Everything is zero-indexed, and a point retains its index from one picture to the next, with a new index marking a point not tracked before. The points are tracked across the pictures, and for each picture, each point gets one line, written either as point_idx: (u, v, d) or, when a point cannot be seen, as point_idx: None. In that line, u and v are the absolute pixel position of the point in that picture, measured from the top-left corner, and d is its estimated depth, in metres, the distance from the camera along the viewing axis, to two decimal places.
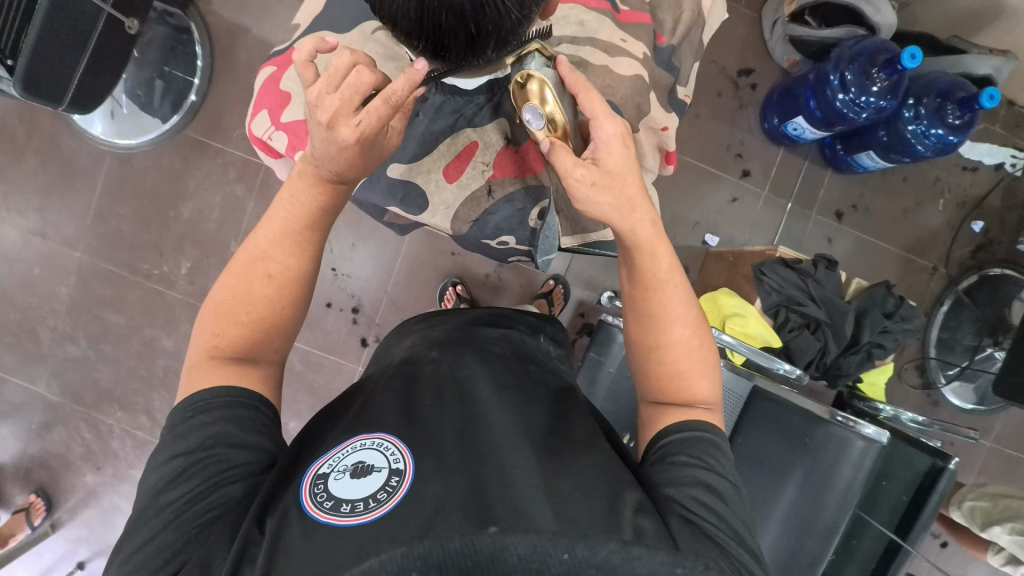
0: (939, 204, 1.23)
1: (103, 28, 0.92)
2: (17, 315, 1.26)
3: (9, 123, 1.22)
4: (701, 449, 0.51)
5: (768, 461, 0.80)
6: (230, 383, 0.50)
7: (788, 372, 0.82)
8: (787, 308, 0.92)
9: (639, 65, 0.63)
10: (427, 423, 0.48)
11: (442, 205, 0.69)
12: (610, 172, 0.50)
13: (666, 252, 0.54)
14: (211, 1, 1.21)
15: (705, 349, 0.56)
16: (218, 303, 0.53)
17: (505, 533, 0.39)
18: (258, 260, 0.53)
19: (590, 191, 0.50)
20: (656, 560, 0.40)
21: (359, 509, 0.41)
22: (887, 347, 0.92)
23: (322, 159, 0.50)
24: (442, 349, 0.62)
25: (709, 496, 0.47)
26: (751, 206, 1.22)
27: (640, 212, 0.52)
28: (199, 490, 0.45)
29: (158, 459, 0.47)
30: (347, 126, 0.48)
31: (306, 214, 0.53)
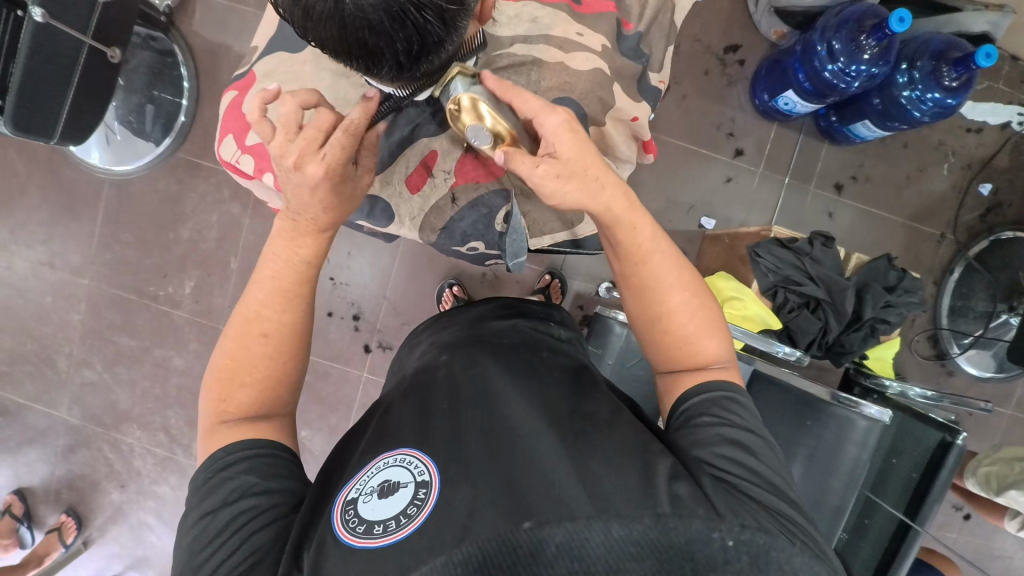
0: (943, 168, 1.19)
1: (87, 59, 0.93)
2: (35, 344, 1.30)
3: (10, 159, 1.26)
4: (721, 407, 0.51)
5: None
6: (245, 438, 0.51)
7: (788, 354, 0.80)
8: (785, 289, 0.90)
9: (598, 57, 0.61)
10: (443, 428, 0.48)
11: (409, 215, 0.69)
12: (571, 160, 0.49)
13: (646, 225, 0.53)
14: (192, 23, 1.22)
15: (707, 306, 0.55)
16: (218, 370, 0.53)
17: (540, 526, 0.39)
18: (252, 322, 0.54)
19: (554, 182, 0.49)
20: (693, 527, 0.39)
21: (389, 528, 0.41)
22: (892, 322, 0.90)
23: (296, 207, 0.52)
24: (453, 351, 0.61)
25: (736, 452, 0.47)
26: (746, 185, 1.20)
27: (609, 187, 0.51)
28: (229, 546, 0.45)
29: (188, 521, 0.48)
30: (314, 161, 0.49)
31: (289, 270, 0.54)
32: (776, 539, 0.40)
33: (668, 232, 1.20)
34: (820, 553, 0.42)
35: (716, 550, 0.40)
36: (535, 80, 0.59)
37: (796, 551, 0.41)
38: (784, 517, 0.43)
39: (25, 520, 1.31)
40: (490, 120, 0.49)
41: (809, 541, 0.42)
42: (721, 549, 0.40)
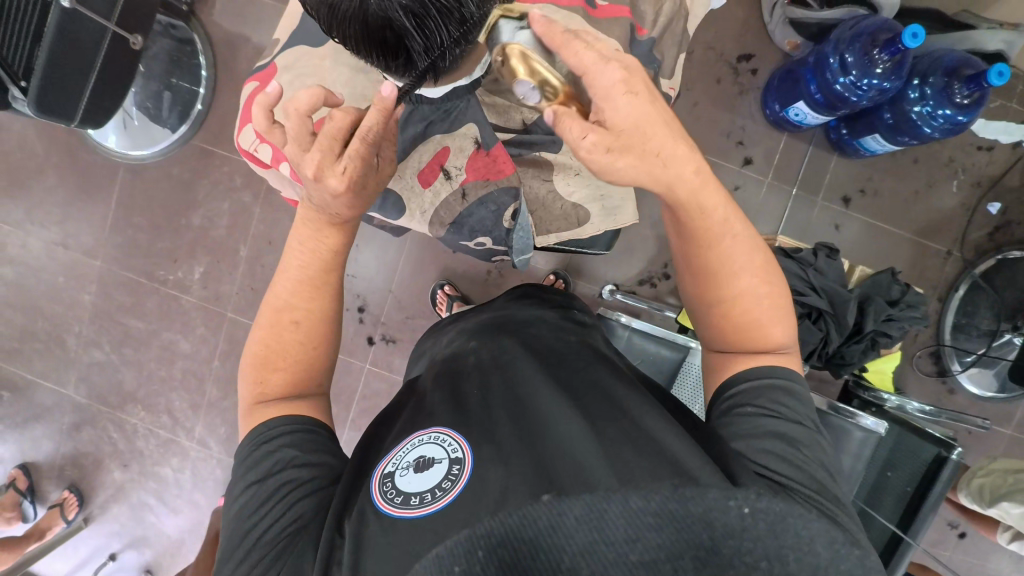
0: (952, 185, 1.19)
1: (110, 46, 0.95)
2: (45, 322, 1.33)
3: (30, 140, 1.28)
4: (774, 394, 0.51)
5: None
6: (282, 416, 0.53)
7: None
8: (787, 299, 0.90)
9: None
10: (481, 413, 0.48)
11: (418, 209, 0.71)
12: (624, 131, 0.45)
13: (719, 206, 0.53)
14: (211, 13, 1.24)
15: (775, 290, 0.56)
16: (253, 355, 0.56)
17: (559, 498, 0.36)
18: (283, 311, 0.56)
19: (607, 156, 0.46)
20: (709, 499, 0.36)
21: (426, 500, 0.41)
22: (892, 335, 0.90)
23: (321, 206, 0.53)
24: (480, 340, 0.65)
25: (781, 444, 0.47)
26: (754, 194, 1.20)
27: (677, 164, 0.49)
28: (277, 512, 0.47)
29: (236, 491, 0.50)
30: (333, 175, 0.50)
31: (315, 259, 0.56)
32: (794, 507, 0.37)
33: None
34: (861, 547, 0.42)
35: (734, 518, 0.36)
36: None
37: (814, 518, 0.37)
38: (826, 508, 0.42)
39: (28, 495, 1.34)
40: (540, 76, 0.45)
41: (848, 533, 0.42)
42: (740, 518, 0.36)
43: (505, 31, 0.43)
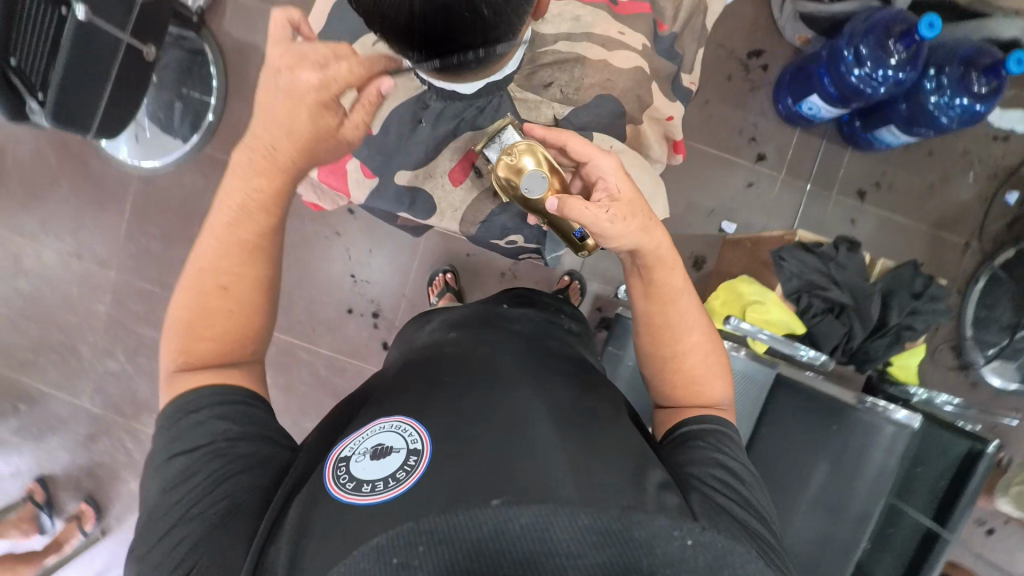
0: (968, 176, 1.18)
1: (124, 57, 0.96)
2: (60, 333, 1.33)
3: (43, 152, 1.29)
4: (717, 438, 0.52)
5: (791, 448, 0.80)
6: (206, 388, 0.51)
7: (811, 358, 0.86)
8: (809, 294, 0.89)
9: (639, 56, 0.62)
10: (447, 399, 0.48)
11: (450, 209, 0.71)
12: (629, 201, 0.55)
13: (677, 270, 0.57)
14: (221, 23, 1.25)
15: (718, 351, 0.58)
16: (179, 319, 0.53)
17: (512, 504, 0.37)
18: (209, 274, 0.53)
19: (620, 225, 0.54)
20: (656, 525, 0.38)
21: (377, 489, 0.40)
22: (917, 329, 0.89)
23: (289, 150, 0.55)
24: (461, 332, 0.63)
25: (728, 480, 0.48)
26: (768, 190, 1.19)
27: (656, 234, 0.55)
28: (206, 486, 0.46)
29: (158, 463, 0.49)
30: (333, 117, 0.56)
31: (251, 215, 0.54)
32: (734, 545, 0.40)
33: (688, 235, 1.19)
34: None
35: (675, 547, 0.38)
36: (577, 77, 0.62)
37: (752, 558, 0.40)
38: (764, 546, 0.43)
39: (45, 507, 1.34)
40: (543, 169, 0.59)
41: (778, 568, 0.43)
42: (680, 548, 0.38)
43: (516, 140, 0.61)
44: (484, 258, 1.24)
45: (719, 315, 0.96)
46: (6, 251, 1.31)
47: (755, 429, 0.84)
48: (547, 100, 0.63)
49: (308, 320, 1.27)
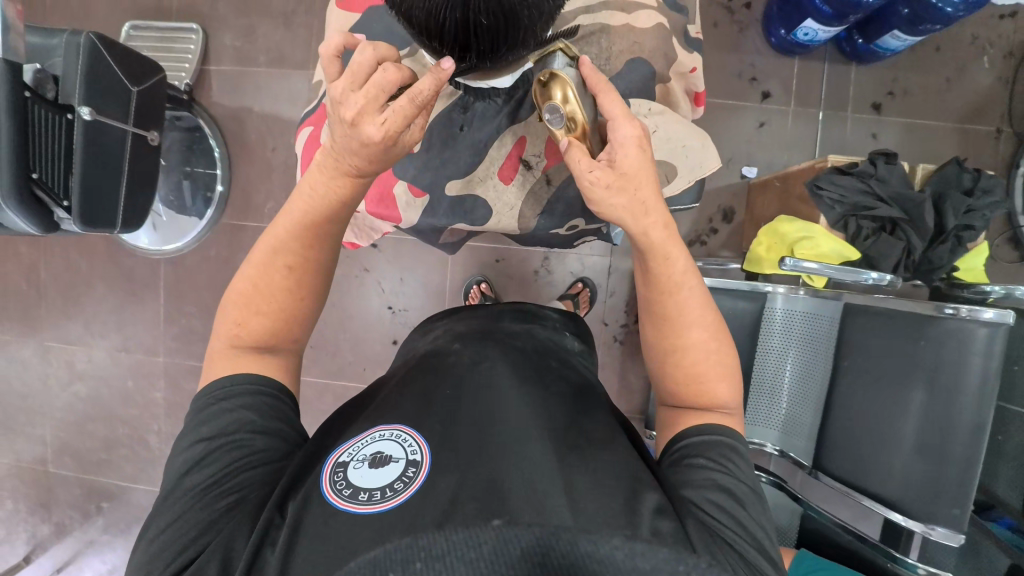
0: (984, 63, 1.14)
1: (132, 148, 0.98)
2: (125, 427, 1.36)
3: (73, 259, 1.33)
4: (718, 453, 0.48)
5: (879, 374, 0.79)
6: (254, 372, 0.51)
7: (878, 280, 0.81)
8: (856, 217, 0.88)
9: (658, 13, 0.62)
10: (447, 420, 0.46)
11: (507, 207, 0.68)
12: (627, 175, 0.47)
13: (680, 255, 0.51)
14: (211, 95, 1.27)
15: (726, 351, 0.52)
16: (237, 291, 0.52)
17: (510, 526, 0.37)
18: (276, 252, 0.52)
19: (604, 191, 0.48)
20: (659, 558, 0.37)
21: (376, 497, 0.40)
22: (977, 227, 0.86)
23: (344, 152, 0.48)
24: (466, 342, 0.58)
25: (726, 500, 0.45)
26: (782, 126, 1.17)
27: (654, 212, 0.49)
28: (221, 474, 0.45)
29: (182, 444, 0.48)
30: (371, 125, 0.44)
31: (321, 206, 0.51)
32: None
33: (712, 190, 1.18)
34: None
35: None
36: (605, 47, 0.61)
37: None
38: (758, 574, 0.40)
39: None
40: (570, 107, 0.49)
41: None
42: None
43: (557, 63, 0.49)
44: (514, 259, 1.24)
45: (768, 262, 0.95)
46: (60, 359, 1.36)
47: (837, 364, 0.84)
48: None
49: (356, 359, 1.29)
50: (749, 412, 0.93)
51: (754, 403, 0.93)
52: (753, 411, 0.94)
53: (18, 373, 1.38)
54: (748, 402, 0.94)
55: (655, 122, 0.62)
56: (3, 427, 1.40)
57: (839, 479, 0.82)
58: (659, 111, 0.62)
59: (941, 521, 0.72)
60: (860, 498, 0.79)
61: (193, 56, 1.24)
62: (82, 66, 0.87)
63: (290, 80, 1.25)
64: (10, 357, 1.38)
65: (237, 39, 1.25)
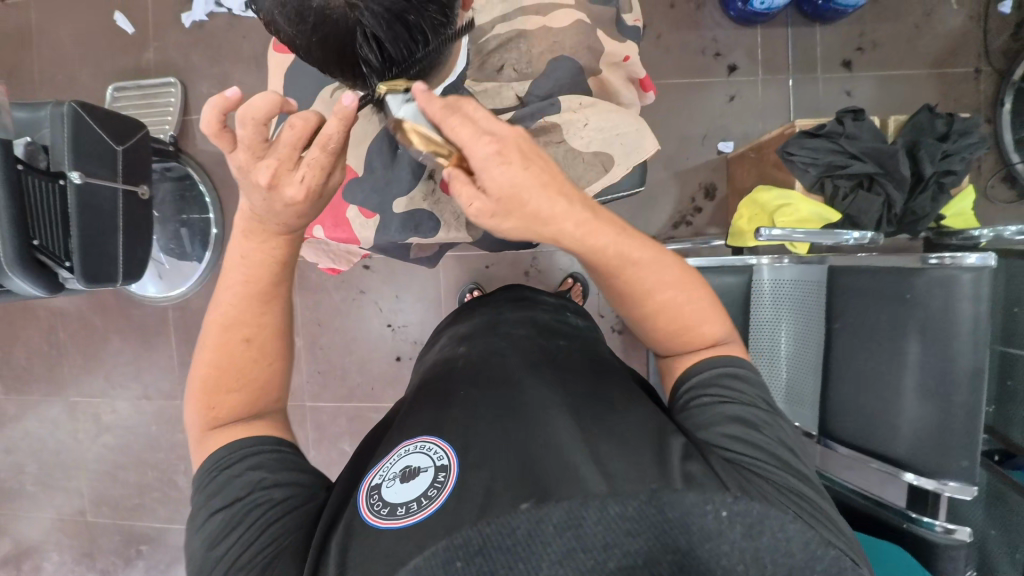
0: (952, 3, 1.11)
1: (124, 204, 1.03)
2: (155, 471, 1.41)
3: (89, 316, 1.40)
4: (721, 386, 0.50)
5: (875, 334, 0.77)
6: (243, 438, 0.52)
7: (859, 238, 0.81)
8: (831, 177, 0.87)
9: (576, 10, 0.63)
10: (464, 407, 0.47)
11: (454, 217, 0.70)
12: (498, 192, 0.38)
13: (612, 233, 0.43)
14: (196, 144, 1.32)
15: (700, 296, 0.51)
16: (202, 378, 0.53)
17: (540, 506, 0.37)
18: (232, 328, 0.53)
19: (489, 219, 0.39)
20: (688, 502, 0.38)
21: (410, 510, 0.39)
22: (957, 171, 0.84)
23: (265, 214, 0.48)
24: (469, 342, 0.60)
25: (742, 429, 0.46)
26: (752, 96, 1.16)
27: (556, 217, 0.40)
28: (252, 533, 0.46)
29: (200, 521, 0.48)
30: (292, 184, 0.45)
31: (267, 270, 0.53)
32: (772, 509, 0.38)
33: (691, 169, 1.17)
34: (822, 516, 0.41)
35: (710, 520, 0.38)
36: (525, 51, 0.63)
37: (790, 520, 0.38)
38: (794, 492, 0.42)
39: None
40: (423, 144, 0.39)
41: (810, 504, 0.42)
42: (714, 520, 0.38)
43: (395, 103, 0.40)
44: (503, 263, 1.25)
45: (749, 233, 0.95)
46: (87, 414, 1.42)
47: (830, 327, 0.83)
48: (504, 82, 0.64)
49: (365, 380, 1.32)
50: None
51: None
52: None
53: (51, 431, 1.44)
54: None
55: (584, 115, 0.61)
56: (42, 485, 1.47)
57: (847, 444, 0.80)
58: (590, 104, 0.62)
59: (949, 475, 0.71)
60: (870, 462, 0.78)
61: (175, 109, 1.29)
62: (67, 134, 0.92)
63: None
64: (42, 417, 1.44)
65: (212, 86, 1.30)
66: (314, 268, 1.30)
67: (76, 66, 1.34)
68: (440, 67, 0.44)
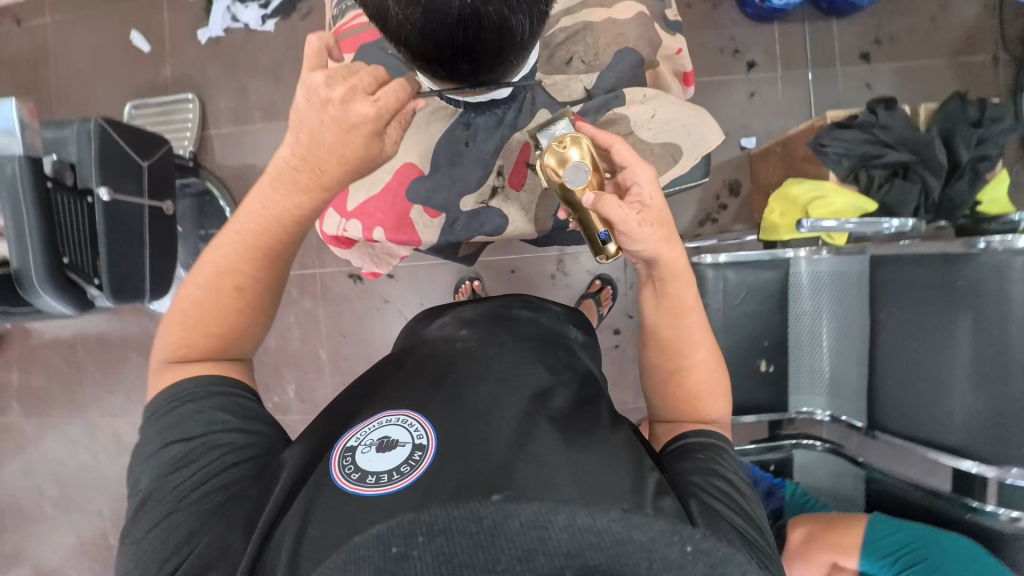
0: None
1: (150, 219, 1.02)
2: None
3: (109, 334, 1.39)
4: (714, 452, 0.50)
5: (923, 324, 0.76)
6: (208, 381, 0.53)
7: (899, 227, 0.81)
8: (866, 167, 0.88)
9: (637, 3, 0.65)
10: (453, 396, 0.46)
11: (521, 212, 0.69)
12: (659, 209, 0.52)
13: (690, 284, 0.54)
14: (214, 158, 1.32)
15: (720, 375, 0.54)
16: (185, 312, 0.54)
17: (509, 502, 0.36)
18: (224, 272, 0.53)
19: (639, 228, 0.50)
20: (655, 530, 0.35)
21: (382, 480, 0.40)
22: (992, 157, 0.84)
23: (320, 150, 0.51)
24: (474, 328, 0.58)
25: (724, 487, 0.46)
26: (772, 91, 1.16)
27: (671, 244, 0.52)
28: (201, 474, 0.48)
29: (153, 452, 0.50)
30: (363, 102, 0.50)
31: (275, 226, 0.53)
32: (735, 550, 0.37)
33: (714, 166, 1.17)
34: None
35: (674, 554, 0.35)
36: (591, 44, 0.65)
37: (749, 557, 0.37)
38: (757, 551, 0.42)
39: None
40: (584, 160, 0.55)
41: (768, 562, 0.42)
42: (680, 555, 0.35)
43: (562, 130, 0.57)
44: (528, 266, 1.24)
45: (784, 226, 0.93)
46: (108, 434, 1.40)
47: (876, 318, 0.83)
48: (573, 75, 0.65)
49: None
50: (792, 381, 0.93)
51: (794, 368, 0.93)
52: (796, 376, 0.93)
53: (70, 453, 1.42)
54: (791, 360, 0.93)
55: (652, 107, 0.64)
56: (63, 508, 1.44)
57: (898, 435, 0.80)
58: (654, 96, 0.64)
59: (1015, 462, 0.68)
60: (925, 452, 0.76)
61: (193, 125, 1.29)
62: (94, 151, 0.91)
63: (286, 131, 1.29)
64: (61, 439, 1.42)
65: (231, 100, 1.30)
66: (337, 279, 1.29)
67: (93, 85, 1.34)
68: (509, 70, 0.45)
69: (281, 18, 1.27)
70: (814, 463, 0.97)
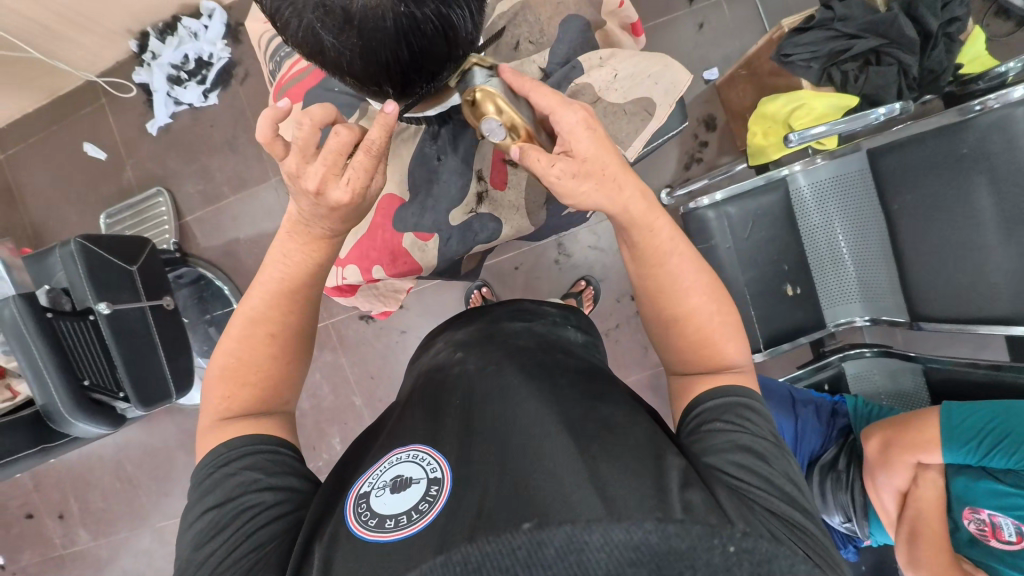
0: None
1: (156, 323, 1.02)
2: None
3: (150, 439, 1.40)
4: (736, 413, 0.45)
5: (937, 203, 0.75)
6: (249, 434, 0.50)
7: (888, 112, 0.77)
8: (836, 64, 0.86)
9: None
10: (460, 423, 0.45)
11: (513, 210, 0.70)
12: (591, 160, 0.46)
13: (665, 221, 0.49)
14: (198, 243, 1.31)
15: (729, 312, 0.51)
16: (222, 367, 0.52)
17: (540, 528, 0.35)
18: (256, 322, 0.52)
19: (571, 182, 0.46)
20: (694, 537, 0.35)
21: (401, 524, 0.38)
22: (961, 17, 0.82)
23: (310, 219, 0.49)
24: (468, 348, 0.56)
25: (750, 459, 0.43)
26: (721, 16, 1.14)
27: (628, 187, 0.47)
28: (235, 538, 0.43)
29: (191, 518, 0.46)
30: (339, 189, 0.46)
31: (295, 273, 0.52)
32: (780, 546, 0.37)
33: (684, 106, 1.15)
34: (823, 563, 0.39)
35: (717, 556, 0.35)
36: (534, 22, 0.64)
37: (800, 559, 0.37)
38: (796, 528, 0.39)
39: None
40: (507, 116, 0.46)
41: (809, 544, 0.39)
42: (722, 557, 0.35)
43: (478, 77, 0.46)
44: (531, 259, 1.23)
45: (772, 146, 0.92)
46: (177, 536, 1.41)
47: (888, 209, 0.81)
48: (525, 58, 0.65)
49: None
50: (824, 294, 0.91)
51: (822, 281, 0.91)
52: (827, 292, 0.91)
53: (147, 564, 1.43)
54: (817, 282, 0.91)
55: (611, 67, 0.64)
56: None
57: (942, 320, 0.78)
58: (610, 55, 0.64)
59: None
60: (975, 329, 0.74)
61: (168, 217, 1.28)
62: (81, 269, 0.91)
63: (258, 197, 1.28)
64: (135, 552, 1.43)
65: (197, 183, 1.30)
66: (351, 325, 1.29)
67: (63, 207, 1.34)
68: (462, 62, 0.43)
69: (221, 89, 1.26)
70: (866, 371, 0.96)
